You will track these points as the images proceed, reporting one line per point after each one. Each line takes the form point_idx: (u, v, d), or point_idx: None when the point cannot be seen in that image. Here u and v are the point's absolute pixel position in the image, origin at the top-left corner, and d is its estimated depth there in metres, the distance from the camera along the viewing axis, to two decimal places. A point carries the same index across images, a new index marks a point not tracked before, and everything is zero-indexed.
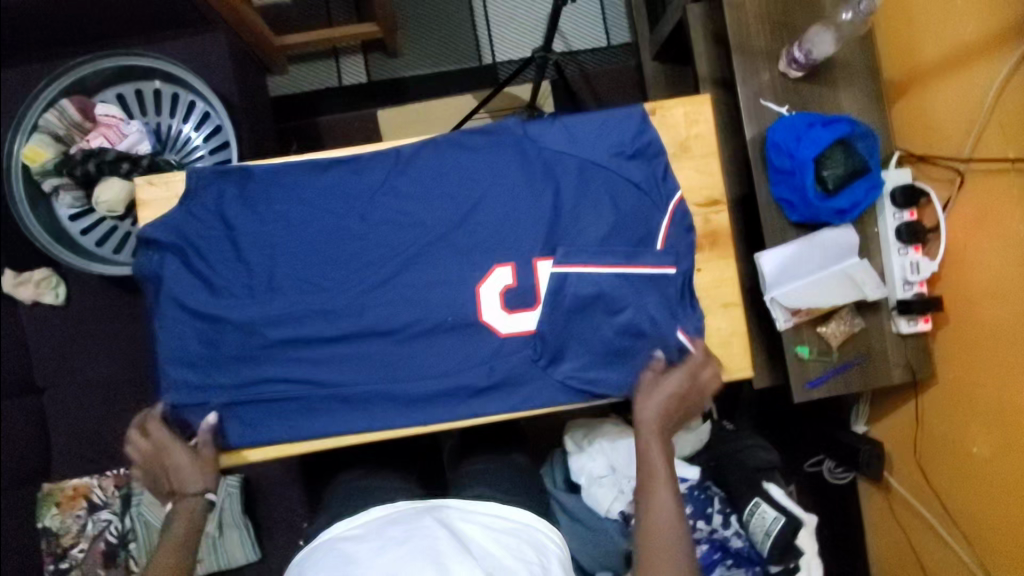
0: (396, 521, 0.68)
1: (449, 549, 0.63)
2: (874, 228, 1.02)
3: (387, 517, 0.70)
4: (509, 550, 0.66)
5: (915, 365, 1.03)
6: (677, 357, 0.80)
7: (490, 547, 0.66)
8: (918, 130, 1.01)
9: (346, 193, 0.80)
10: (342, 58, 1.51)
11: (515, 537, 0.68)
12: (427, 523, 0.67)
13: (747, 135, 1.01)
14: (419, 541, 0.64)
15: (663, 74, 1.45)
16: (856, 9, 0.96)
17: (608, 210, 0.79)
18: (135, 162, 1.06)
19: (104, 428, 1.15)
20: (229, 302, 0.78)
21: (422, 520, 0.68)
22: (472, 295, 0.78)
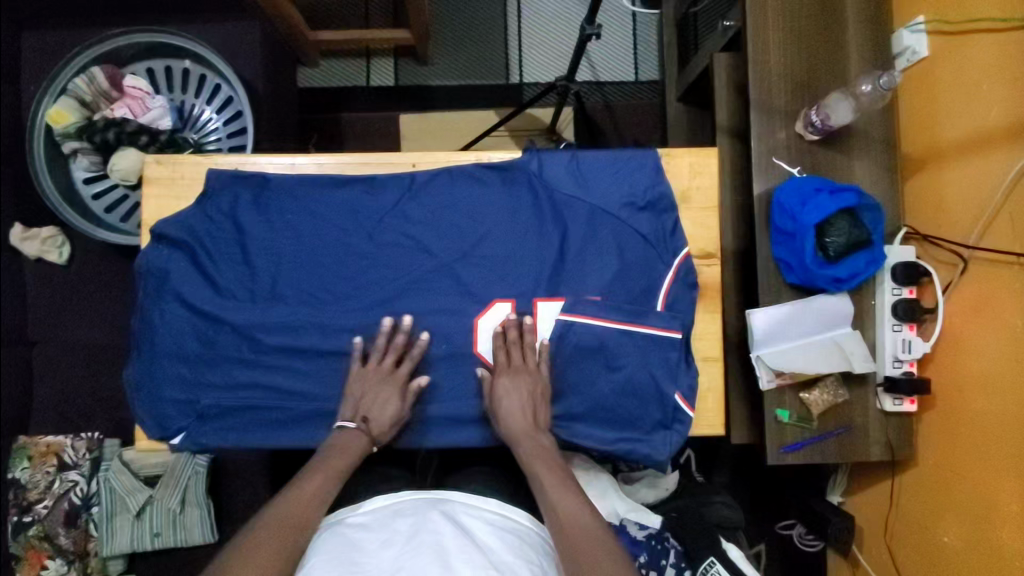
0: (401, 512, 0.65)
1: (456, 554, 0.59)
2: (871, 300, 1.01)
3: (393, 508, 0.67)
4: (508, 545, 0.62)
5: (895, 445, 1.01)
6: (673, 419, 0.80)
7: (491, 542, 0.62)
8: (929, 208, 1.00)
9: (359, 213, 0.82)
10: (374, 59, 1.54)
11: (519, 536, 0.64)
12: (431, 518, 0.63)
13: (755, 191, 1.01)
14: (425, 536, 0.60)
15: (685, 116, 1.46)
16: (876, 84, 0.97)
17: (613, 259, 0.80)
18: (154, 137, 1.11)
19: (87, 390, 1.17)
20: (230, 304, 0.79)
21: (427, 515, 0.64)
22: (471, 327, 0.80)
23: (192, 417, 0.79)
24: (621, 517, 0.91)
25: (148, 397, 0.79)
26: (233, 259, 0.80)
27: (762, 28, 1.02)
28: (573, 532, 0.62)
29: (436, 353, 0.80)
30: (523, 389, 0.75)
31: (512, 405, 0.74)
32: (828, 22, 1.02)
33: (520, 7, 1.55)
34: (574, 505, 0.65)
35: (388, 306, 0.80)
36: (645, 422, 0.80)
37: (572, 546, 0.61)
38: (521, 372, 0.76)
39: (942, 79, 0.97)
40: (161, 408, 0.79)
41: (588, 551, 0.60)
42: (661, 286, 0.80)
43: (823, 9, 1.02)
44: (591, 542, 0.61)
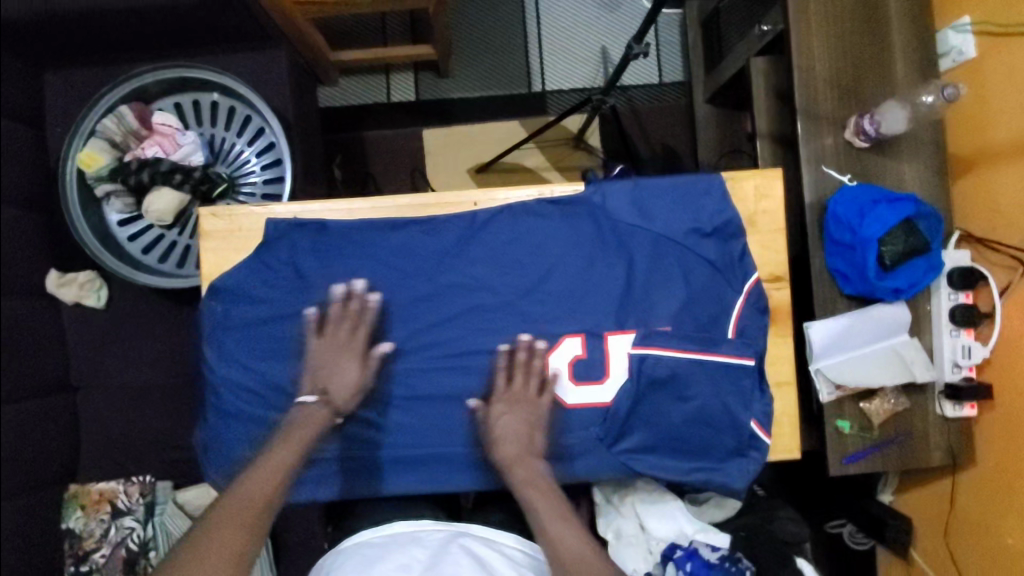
0: (423, 542, 0.72)
1: None
2: (927, 306, 1.00)
3: (414, 535, 0.74)
4: None
5: (956, 449, 1.01)
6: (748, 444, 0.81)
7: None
8: (982, 211, 0.99)
9: (420, 255, 0.80)
10: (393, 75, 1.51)
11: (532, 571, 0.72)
12: (452, 550, 0.70)
13: (807, 201, 1.00)
14: (445, 568, 0.67)
15: (714, 117, 1.44)
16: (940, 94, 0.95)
17: (681, 286, 0.79)
18: (187, 174, 1.08)
19: (136, 434, 1.17)
20: (294, 357, 0.78)
21: (448, 547, 0.71)
22: (541, 366, 0.78)
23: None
24: (691, 538, 0.91)
25: (218, 460, 0.79)
26: (292, 310, 0.78)
27: (806, 35, 1.00)
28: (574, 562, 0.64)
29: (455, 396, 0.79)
30: (520, 419, 0.75)
31: (510, 433, 0.74)
32: (872, 26, 1.01)
33: (538, 14, 1.52)
34: (570, 532, 0.66)
35: (456, 349, 0.79)
36: (720, 448, 0.80)
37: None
38: (519, 399, 0.76)
39: (993, 80, 0.96)
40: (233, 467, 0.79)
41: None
42: (732, 312, 0.80)
43: (865, 14, 1.01)
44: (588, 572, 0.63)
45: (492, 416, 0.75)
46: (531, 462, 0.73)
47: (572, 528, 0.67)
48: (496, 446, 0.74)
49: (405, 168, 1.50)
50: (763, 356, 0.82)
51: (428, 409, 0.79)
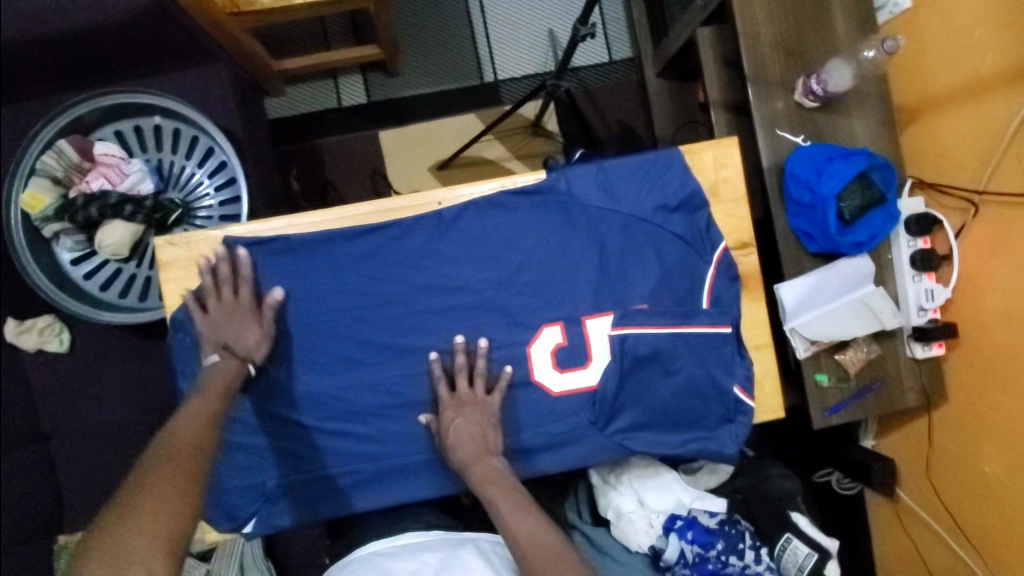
0: (433, 547, 0.73)
1: None
2: (888, 255, 1.03)
3: (424, 543, 0.75)
4: None
5: (929, 388, 1.05)
6: (734, 410, 0.81)
7: None
8: (931, 157, 1.02)
9: (387, 261, 0.78)
10: (340, 78, 1.47)
11: None
12: (463, 555, 0.71)
13: (764, 165, 1.02)
14: (455, 573, 0.68)
15: (667, 90, 1.45)
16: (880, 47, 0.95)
17: (654, 263, 0.80)
18: (138, 205, 1.04)
19: (117, 476, 1.13)
20: (274, 378, 0.77)
21: (462, 552, 0.72)
22: (524, 357, 0.79)
23: (262, 499, 0.77)
24: (689, 506, 0.93)
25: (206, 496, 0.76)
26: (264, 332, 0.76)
27: (748, 0, 1.01)
28: (531, 554, 0.63)
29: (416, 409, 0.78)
30: (474, 422, 0.75)
31: (466, 437, 0.74)
32: None
33: (482, 3, 1.50)
34: (529, 523, 0.66)
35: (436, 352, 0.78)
36: (709, 416, 0.81)
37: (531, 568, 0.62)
38: (468, 403, 0.76)
39: (930, 29, 0.98)
40: (224, 500, 0.77)
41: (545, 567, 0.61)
42: (704, 283, 0.81)
43: None
44: (543, 561, 0.62)
45: (446, 423, 0.75)
46: (485, 462, 0.73)
47: (529, 521, 0.66)
48: (454, 451, 0.74)
49: (365, 172, 1.47)
50: (739, 323, 0.83)
51: (417, 417, 0.78)
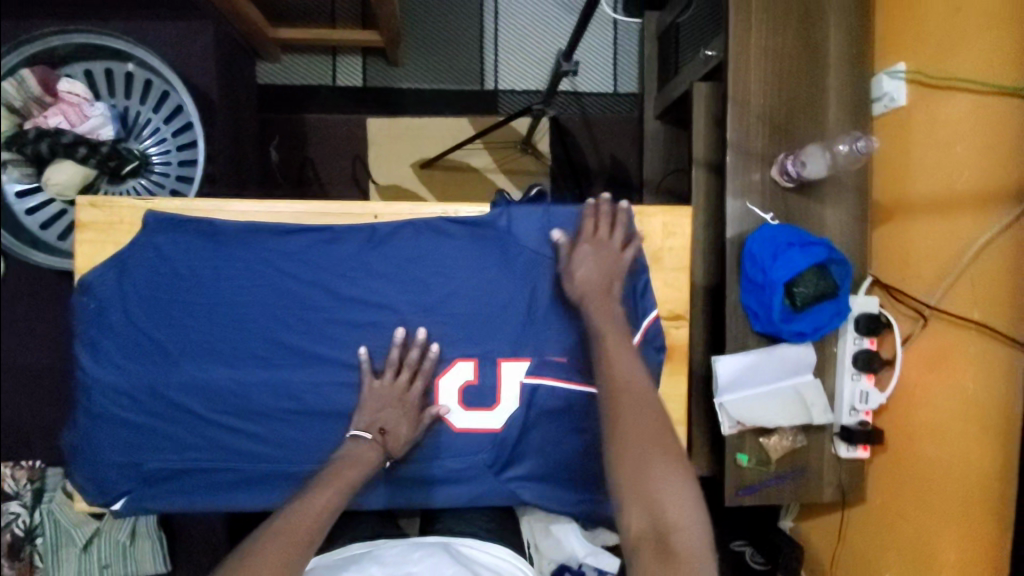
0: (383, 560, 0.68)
1: None
2: (833, 348, 1.02)
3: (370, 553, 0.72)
4: None
5: (846, 487, 1.04)
6: None
7: None
8: (896, 260, 1.01)
9: (313, 263, 0.76)
10: (340, 57, 1.45)
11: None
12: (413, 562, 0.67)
13: (727, 235, 1.00)
14: None
15: (663, 133, 1.43)
16: (852, 145, 0.97)
17: (582, 318, 0.78)
18: (93, 148, 1.02)
19: (24, 414, 1.11)
20: (172, 358, 0.75)
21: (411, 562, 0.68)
22: (432, 387, 0.78)
23: (137, 481, 0.76)
24: (580, 561, 0.85)
25: (85, 463, 0.76)
26: (173, 313, 0.75)
27: (744, 66, 0.99)
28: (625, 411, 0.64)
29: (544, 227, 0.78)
30: (605, 276, 0.74)
31: (592, 286, 0.73)
32: (810, 63, 1.00)
33: (496, 8, 1.47)
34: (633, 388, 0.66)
35: (344, 367, 0.76)
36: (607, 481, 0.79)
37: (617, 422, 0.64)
38: (603, 245, 0.76)
39: (918, 132, 0.96)
40: (101, 473, 0.76)
41: (633, 420, 0.64)
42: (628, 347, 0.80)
43: (804, 49, 1.00)
44: (635, 416, 0.64)
45: (570, 263, 0.75)
46: (609, 306, 0.72)
47: (634, 386, 0.66)
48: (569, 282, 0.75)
49: (347, 156, 1.44)
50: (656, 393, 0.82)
51: (320, 424, 0.76)
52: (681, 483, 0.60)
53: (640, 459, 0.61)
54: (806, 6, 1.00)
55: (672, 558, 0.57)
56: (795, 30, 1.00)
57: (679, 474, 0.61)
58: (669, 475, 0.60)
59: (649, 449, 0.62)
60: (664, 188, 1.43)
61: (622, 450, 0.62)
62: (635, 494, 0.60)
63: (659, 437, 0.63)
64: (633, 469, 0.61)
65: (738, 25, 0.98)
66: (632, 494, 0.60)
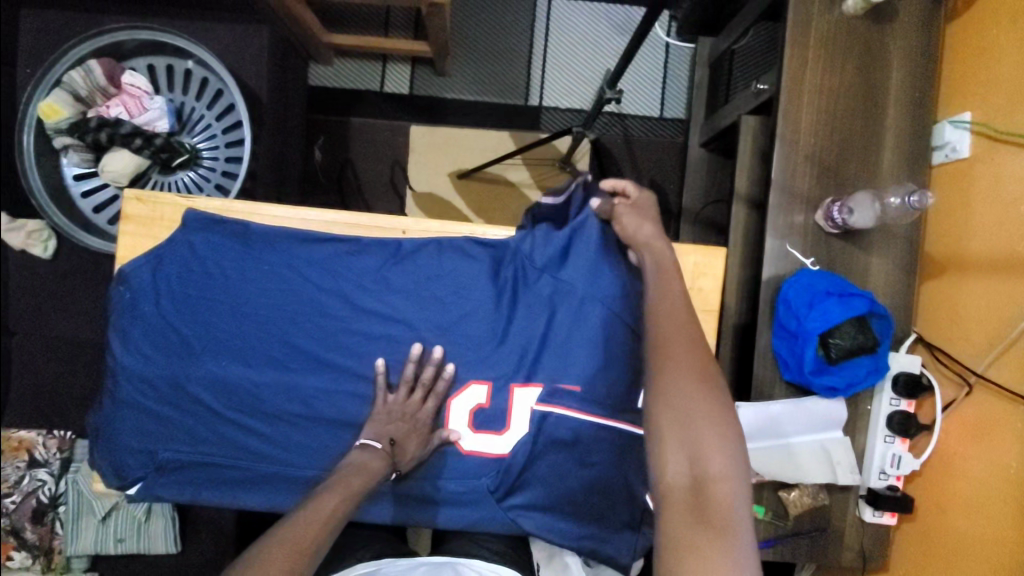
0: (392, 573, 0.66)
1: None
2: (867, 405, 0.97)
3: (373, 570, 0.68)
4: None
5: (868, 553, 0.98)
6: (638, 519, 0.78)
7: None
8: (944, 318, 0.95)
9: (339, 272, 0.78)
10: (389, 65, 1.47)
11: None
12: None
13: (762, 277, 0.96)
14: None
15: (706, 162, 1.40)
16: (905, 198, 0.92)
17: (598, 352, 0.76)
18: (147, 140, 1.06)
19: (60, 386, 1.17)
20: (195, 354, 0.77)
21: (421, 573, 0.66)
22: (443, 408, 0.77)
23: (151, 468, 0.78)
24: None
25: (106, 446, 0.79)
26: (199, 310, 0.77)
27: (795, 102, 0.95)
28: (673, 363, 0.63)
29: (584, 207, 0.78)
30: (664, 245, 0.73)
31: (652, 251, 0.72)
32: (866, 105, 0.96)
33: (548, 25, 1.47)
34: (683, 347, 0.64)
35: (358, 377, 0.77)
36: (612, 521, 0.77)
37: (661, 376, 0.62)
38: (643, 209, 0.76)
39: (981, 185, 0.90)
40: (120, 457, 0.79)
41: (687, 365, 0.63)
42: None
43: (862, 90, 0.96)
44: (682, 369, 0.62)
45: (621, 230, 0.75)
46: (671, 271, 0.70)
47: (686, 340, 0.64)
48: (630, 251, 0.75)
49: (387, 161, 1.46)
50: None
51: (328, 432, 0.77)
52: (724, 438, 0.59)
53: (687, 407, 0.60)
54: (867, 46, 0.96)
55: (709, 506, 0.56)
56: (853, 70, 0.96)
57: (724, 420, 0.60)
58: (716, 423, 0.60)
59: (698, 404, 0.60)
60: (702, 218, 1.40)
61: (668, 391, 0.62)
62: (673, 440, 0.59)
63: (709, 382, 0.62)
64: (682, 411, 0.60)
65: (793, 60, 0.95)
66: (673, 441, 0.59)
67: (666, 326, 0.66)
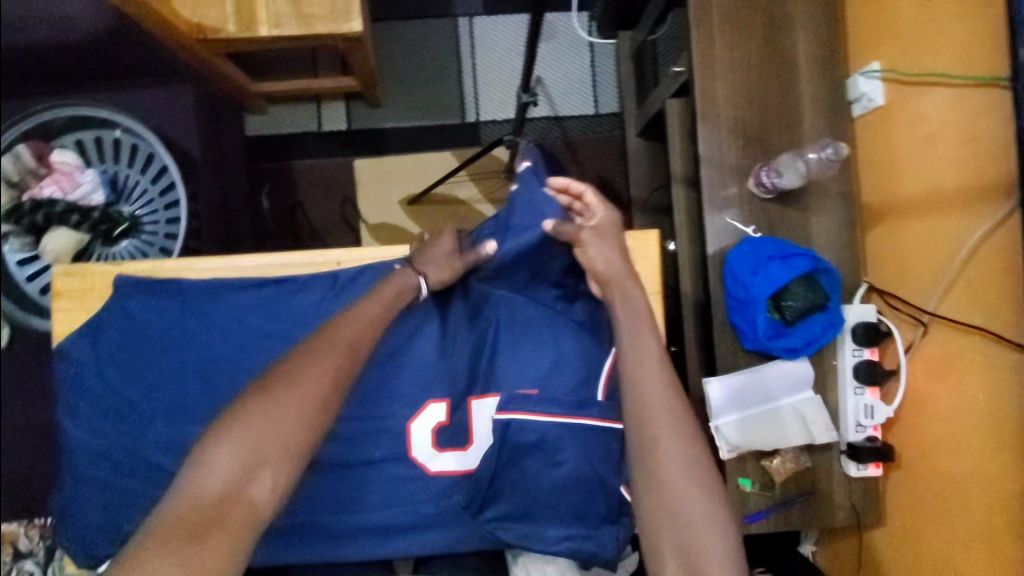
0: None
1: None
2: (833, 360, 0.97)
3: None
4: None
5: (861, 509, 0.97)
6: (616, 512, 0.76)
7: None
8: (889, 264, 0.96)
9: (277, 312, 0.78)
10: (324, 104, 1.49)
11: None
12: None
13: (708, 252, 0.97)
14: None
15: (647, 150, 1.43)
16: (821, 152, 0.93)
17: (548, 349, 0.79)
18: (85, 215, 1.05)
19: (34, 473, 1.17)
20: (149, 417, 0.77)
21: None
22: (404, 431, 0.80)
23: (119, 543, 0.76)
24: None
25: (67, 528, 0.77)
26: (146, 373, 0.77)
27: (710, 78, 0.97)
28: (662, 463, 0.66)
29: (543, 216, 0.79)
30: (636, 290, 0.75)
31: (624, 296, 0.75)
32: (779, 70, 0.97)
33: (473, 43, 1.49)
34: (676, 450, 0.66)
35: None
36: (594, 518, 0.75)
37: (654, 479, 0.66)
38: (607, 234, 0.77)
39: (901, 130, 0.92)
40: (85, 538, 0.76)
41: (672, 455, 0.66)
42: (602, 366, 0.79)
43: (773, 57, 0.97)
44: (673, 467, 0.65)
45: (587, 261, 0.77)
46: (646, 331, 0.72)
47: (675, 434, 0.67)
48: (596, 282, 0.78)
49: (336, 198, 1.47)
50: None
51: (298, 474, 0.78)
52: (719, 540, 0.63)
53: (677, 500, 0.64)
54: (771, 13, 0.97)
55: None
56: (761, 38, 0.97)
57: (713, 511, 0.64)
58: (707, 514, 0.64)
59: (690, 505, 0.64)
60: (652, 205, 1.42)
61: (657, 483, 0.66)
62: (668, 541, 0.64)
63: (698, 469, 0.66)
64: (674, 508, 0.64)
65: (700, 39, 0.97)
66: (669, 545, 0.64)
67: (648, 402, 0.68)
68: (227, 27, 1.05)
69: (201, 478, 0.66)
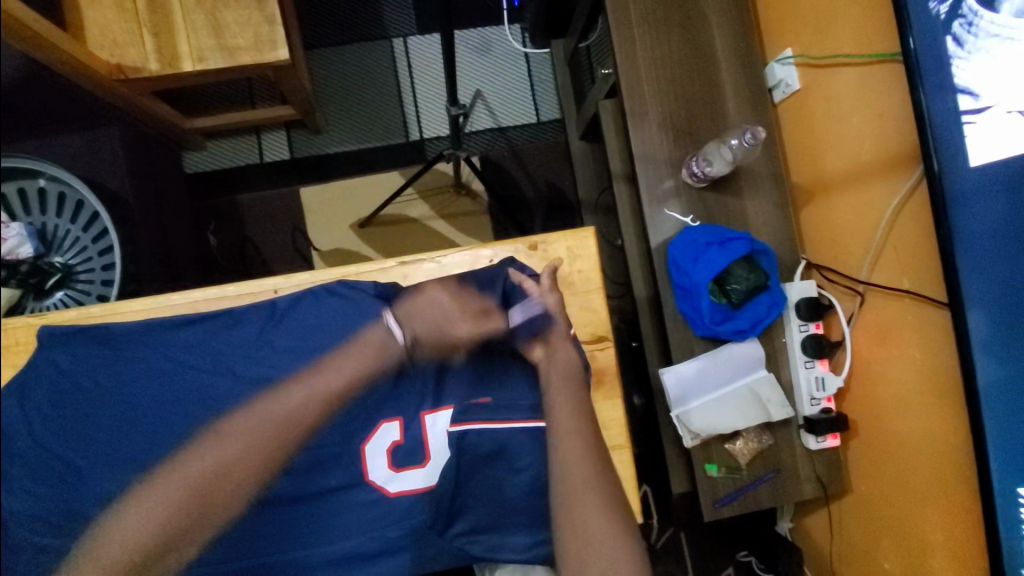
0: None
1: None
2: (782, 338, 0.99)
3: None
4: None
5: (826, 481, 0.99)
6: None
7: None
8: (824, 239, 1.00)
9: (216, 349, 0.83)
10: (263, 135, 1.47)
11: None
12: None
13: (651, 245, 0.99)
14: None
15: (590, 153, 1.47)
16: (742, 138, 0.95)
17: (496, 360, 0.83)
18: (14, 269, 0.95)
19: None
20: (86, 469, 0.78)
21: None
22: (358, 454, 0.80)
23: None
24: None
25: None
26: (85, 425, 0.79)
27: (635, 78, 0.99)
28: (572, 477, 0.69)
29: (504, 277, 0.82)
30: (570, 350, 0.79)
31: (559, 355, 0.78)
32: (700, 63, 1.01)
33: (409, 62, 1.50)
34: (582, 468, 0.69)
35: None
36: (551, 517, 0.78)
37: (574, 532, 0.65)
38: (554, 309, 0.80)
39: (818, 111, 0.96)
40: None
41: (582, 469, 0.69)
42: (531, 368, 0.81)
43: (692, 52, 1.01)
44: (584, 479, 0.68)
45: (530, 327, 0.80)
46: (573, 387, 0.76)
47: (587, 454, 0.70)
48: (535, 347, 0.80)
49: (285, 228, 1.44)
50: None
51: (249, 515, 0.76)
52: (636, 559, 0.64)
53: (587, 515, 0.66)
54: (686, 11, 1.01)
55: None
56: (679, 36, 1.01)
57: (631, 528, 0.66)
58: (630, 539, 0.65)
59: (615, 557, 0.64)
60: (602, 206, 1.45)
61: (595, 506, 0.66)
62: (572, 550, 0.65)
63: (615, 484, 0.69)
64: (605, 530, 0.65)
65: (621, 40, 0.99)
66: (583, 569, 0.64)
67: (564, 423, 0.73)
68: (149, 66, 1.03)
69: (107, 553, 0.66)
